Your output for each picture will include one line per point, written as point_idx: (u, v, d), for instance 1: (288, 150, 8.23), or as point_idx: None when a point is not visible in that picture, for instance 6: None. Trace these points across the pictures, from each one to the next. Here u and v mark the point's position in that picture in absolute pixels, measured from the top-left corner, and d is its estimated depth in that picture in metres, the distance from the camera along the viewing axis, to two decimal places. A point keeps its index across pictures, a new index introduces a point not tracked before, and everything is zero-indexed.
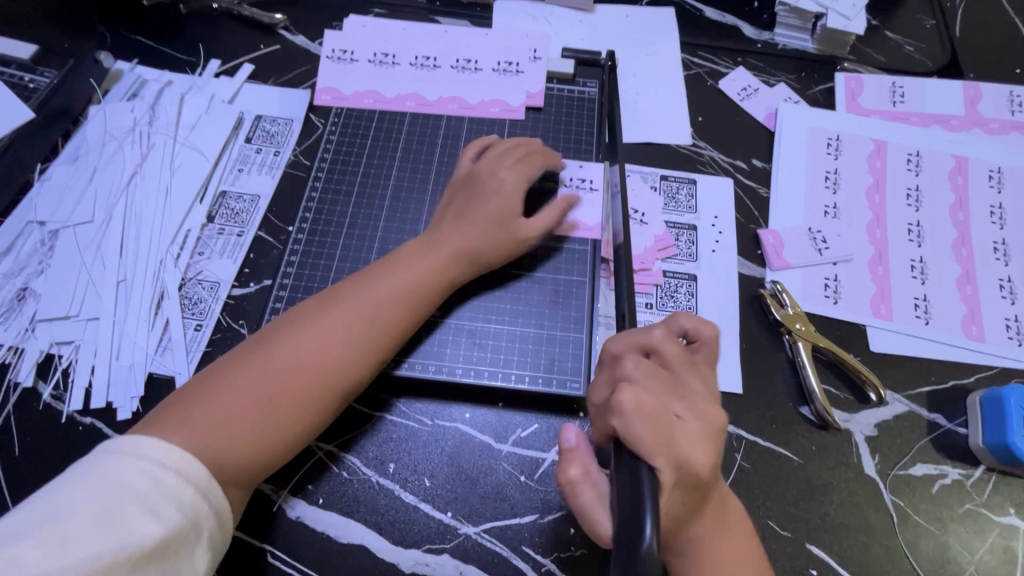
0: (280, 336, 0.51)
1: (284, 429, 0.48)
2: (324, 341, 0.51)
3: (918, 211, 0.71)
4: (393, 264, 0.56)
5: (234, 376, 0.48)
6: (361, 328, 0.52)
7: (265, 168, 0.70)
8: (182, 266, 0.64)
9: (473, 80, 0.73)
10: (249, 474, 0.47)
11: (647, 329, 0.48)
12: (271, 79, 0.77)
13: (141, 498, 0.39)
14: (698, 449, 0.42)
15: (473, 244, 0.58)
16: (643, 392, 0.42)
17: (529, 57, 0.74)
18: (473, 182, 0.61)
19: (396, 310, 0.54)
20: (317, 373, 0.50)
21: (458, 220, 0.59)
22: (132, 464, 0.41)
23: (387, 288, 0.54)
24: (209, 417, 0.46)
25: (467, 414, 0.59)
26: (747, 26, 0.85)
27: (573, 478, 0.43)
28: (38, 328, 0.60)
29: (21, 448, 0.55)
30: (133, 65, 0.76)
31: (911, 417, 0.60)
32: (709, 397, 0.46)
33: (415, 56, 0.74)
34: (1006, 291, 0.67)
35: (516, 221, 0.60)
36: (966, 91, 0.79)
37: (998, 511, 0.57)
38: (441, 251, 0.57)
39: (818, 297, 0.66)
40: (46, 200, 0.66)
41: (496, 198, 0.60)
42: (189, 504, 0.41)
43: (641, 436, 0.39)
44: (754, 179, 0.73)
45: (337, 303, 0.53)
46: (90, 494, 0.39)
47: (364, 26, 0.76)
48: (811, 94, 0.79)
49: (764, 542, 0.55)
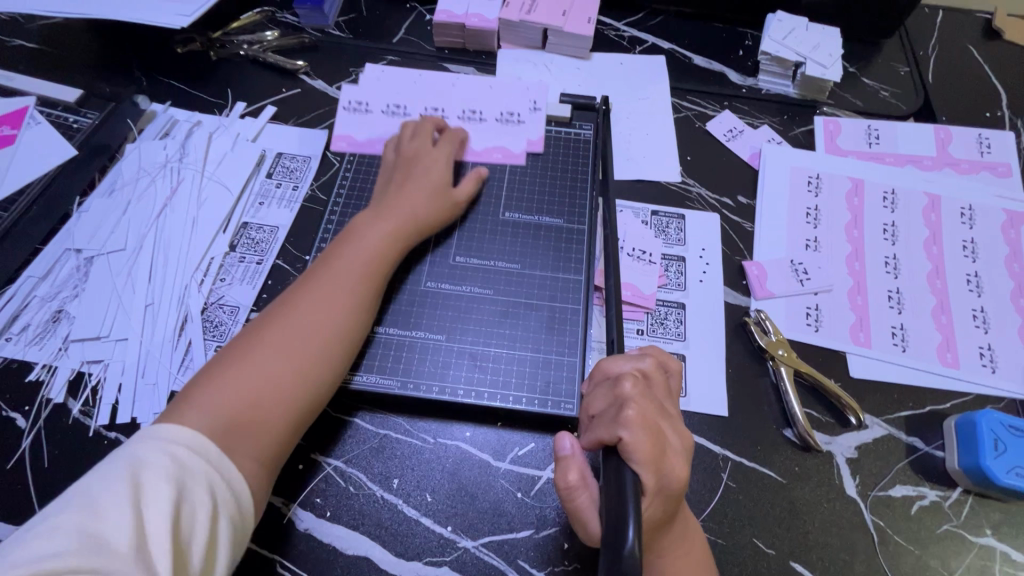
0: (263, 323, 0.56)
1: (283, 395, 0.52)
2: (299, 311, 0.56)
3: (894, 245, 0.75)
4: (354, 241, 0.62)
5: (227, 361, 0.52)
6: (334, 294, 0.58)
7: (285, 201, 0.76)
8: (205, 291, 0.69)
9: (478, 127, 0.78)
10: (264, 447, 0.50)
11: (640, 355, 0.52)
12: (292, 120, 0.83)
13: (161, 469, 0.43)
14: (680, 466, 0.45)
15: (418, 211, 0.66)
16: (640, 410, 0.45)
17: (530, 108, 0.80)
18: (406, 159, 0.70)
19: (364, 274, 0.60)
20: (301, 337, 0.55)
21: (397, 192, 0.67)
22: (149, 446, 0.44)
23: (353, 262, 0.60)
24: (212, 399, 0.49)
25: (468, 433, 0.62)
26: (733, 72, 0.91)
27: (570, 483, 0.46)
28: (70, 348, 0.65)
29: (49, 460, 0.59)
30: (166, 107, 0.83)
31: (890, 441, 0.63)
32: (682, 420, 0.50)
33: (425, 107, 0.80)
34: (979, 321, 0.71)
35: (448, 189, 0.69)
36: (938, 133, 0.85)
37: (975, 533, 0.59)
38: (388, 217, 0.64)
39: (799, 325, 0.70)
40: (83, 229, 0.72)
41: (434, 168, 0.70)
42: (202, 473, 0.45)
43: (635, 450, 0.43)
44: (740, 215, 0.78)
45: (308, 279, 0.59)
46: (114, 472, 0.42)
47: (381, 73, 0.82)
48: (793, 136, 0.85)
49: (750, 559, 0.57)
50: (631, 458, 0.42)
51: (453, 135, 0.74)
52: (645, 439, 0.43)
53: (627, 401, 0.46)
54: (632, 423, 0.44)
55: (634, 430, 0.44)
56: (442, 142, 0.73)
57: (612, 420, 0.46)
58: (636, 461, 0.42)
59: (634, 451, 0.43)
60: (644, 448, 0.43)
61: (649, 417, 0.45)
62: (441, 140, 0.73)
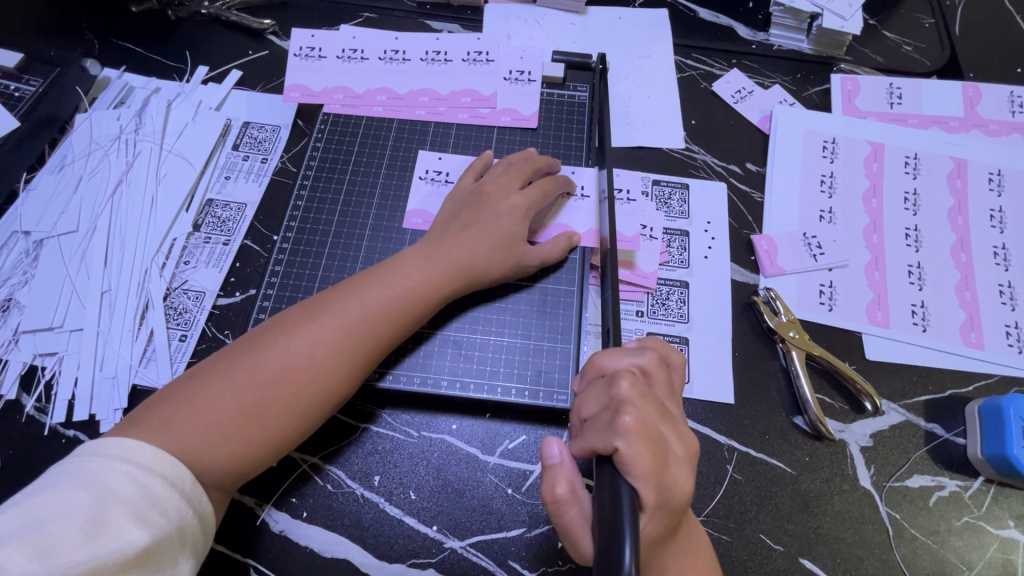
0: (267, 337, 0.51)
1: (273, 440, 0.48)
2: (316, 350, 0.50)
3: (916, 215, 0.69)
4: (390, 270, 0.56)
5: (215, 377, 0.48)
6: (357, 341, 0.51)
7: (252, 175, 0.69)
8: (166, 276, 0.63)
9: (578, 210, 0.65)
10: (228, 481, 0.47)
11: (640, 349, 0.47)
12: (259, 85, 0.76)
13: (129, 505, 0.40)
14: (683, 475, 0.42)
15: (474, 261, 0.57)
16: (637, 414, 0.41)
17: (505, 76, 0.72)
18: (481, 199, 0.60)
19: (389, 321, 0.53)
20: (311, 385, 0.49)
21: (459, 234, 0.58)
22: (118, 468, 0.41)
23: (380, 293, 0.54)
24: (192, 427, 0.45)
25: (454, 425, 0.58)
26: (742, 27, 0.83)
27: (558, 497, 0.43)
28: (21, 340, 0.60)
29: (3, 461, 0.55)
30: (120, 72, 0.76)
31: (908, 427, 0.59)
32: (683, 419, 0.46)
33: (384, 50, 0.73)
34: (1006, 297, 0.65)
35: (522, 245, 0.59)
36: (966, 91, 0.78)
37: (997, 524, 0.55)
38: (439, 260, 0.57)
39: (812, 304, 0.64)
40: (31, 210, 0.66)
41: (508, 216, 0.59)
42: (175, 511, 0.42)
43: (633, 461, 0.39)
44: (749, 183, 0.72)
45: (328, 308, 0.52)
46: (74, 497, 0.39)
47: (313, 36, 0.73)
48: (807, 96, 0.78)
49: (756, 556, 0.53)
50: (628, 471, 0.39)
51: (550, 184, 0.62)
52: (645, 448, 0.40)
53: (625, 403, 0.42)
54: (628, 430, 0.40)
55: (632, 439, 0.40)
56: (531, 188, 0.62)
57: (607, 427, 0.41)
58: (634, 473, 0.39)
59: (632, 463, 0.39)
60: (643, 459, 0.39)
61: (650, 423, 0.41)
62: (530, 186, 0.62)
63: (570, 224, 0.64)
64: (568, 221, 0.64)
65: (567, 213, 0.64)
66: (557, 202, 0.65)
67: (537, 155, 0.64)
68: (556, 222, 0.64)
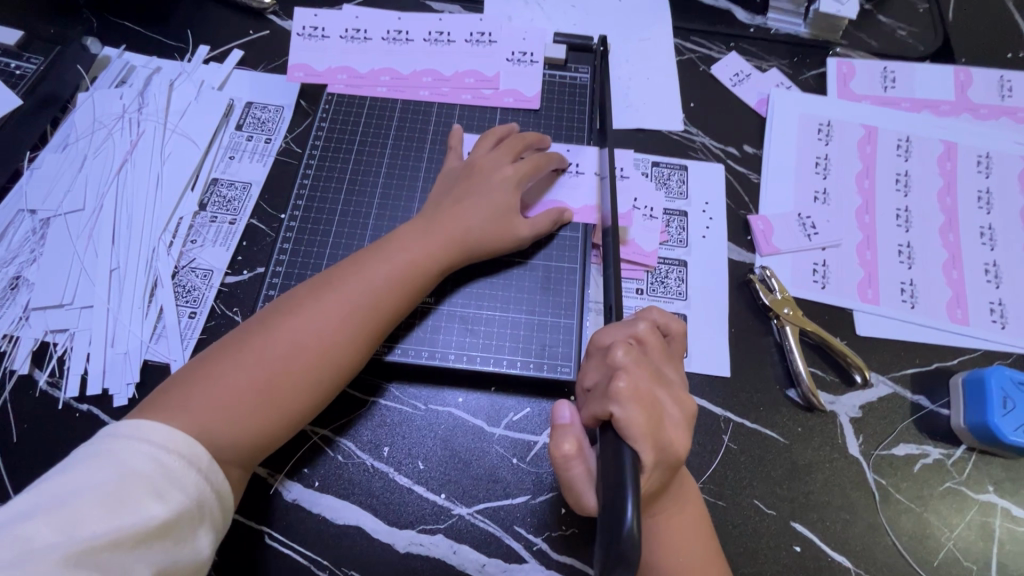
0: (275, 317, 0.52)
1: (289, 413, 0.50)
2: (324, 324, 0.51)
3: (907, 196, 0.71)
4: (390, 246, 0.57)
5: (227, 356, 0.49)
6: (363, 314, 0.53)
7: (257, 155, 0.70)
8: (174, 254, 0.64)
9: (585, 186, 0.66)
10: (249, 455, 0.48)
11: (634, 320, 0.50)
12: (261, 65, 0.76)
13: (147, 481, 0.41)
14: (678, 436, 0.45)
15: (473, 231, 0.59)
16: (632, 380, 0.44)
17: (508, 57, 0.72)
18: (472, 172, 0.62)
19: (394, 295, 0.55)
20: (321, 358, 0.51)
21: (454, 206, 0.60)
22: (135, 445, 0.42)
23: (383, 269, 0.55)
24: (208, 403, 0.47)
25: (460, 398, 0.59)
26: (740, 10, 0.84)
27: (566, 452, 0.44)
28: (32, 317, 0.61)
29: (19, 434, 0.56)
30: (120, 52, 0.75)
31: (895, 399, 0.62)
32: (682, 385, 0.48)
33: (387, 30, 0.73)
34: (991, 275, 0.68)
35: (516, 215, 0.61)
36: (957, 76, 0.79)
37: (977, 489, 0.58)
38: (438, 233, 0.58)
39: (806, 282, 0.66)
40: (36, 188, 0.67)
41: (500, 188, 0.61)
42: (192, 486, 0.43)
43: (630, 424, 0.41)
44: (746, 165, 0.73)
45: (332, 286, 0.53)
46: (96, 475, 0.40)
47: (316, 15, 0.73)
48: (803, 79, 0.79)
49: (749, 520, 0.56)
50: (627, 434, 0.41)
51: (541, 160, 0.64)
52: (640, 414, 0.42)
53: (621, 370, 0.44)
54: (623, 395, 0.43)
55: (627, 404, 0.42)
56: (523, 162, 0.63)
57: (605, 392, 0.44)
58: (632, 435, 0.41)
59: (630, 426, 0.41)
60: (638, 422, 0.42)
61: (644, 416, 0.42)
62: (523, 160, 0.63)
63: (580, 201, 0.66)
64: (564, 198, 0.66)
65: (584, 191, 0.66)
66: (571, 180, 0.66)
67: (529, 132, 0.66)
68: (547, 198, 0.65)
